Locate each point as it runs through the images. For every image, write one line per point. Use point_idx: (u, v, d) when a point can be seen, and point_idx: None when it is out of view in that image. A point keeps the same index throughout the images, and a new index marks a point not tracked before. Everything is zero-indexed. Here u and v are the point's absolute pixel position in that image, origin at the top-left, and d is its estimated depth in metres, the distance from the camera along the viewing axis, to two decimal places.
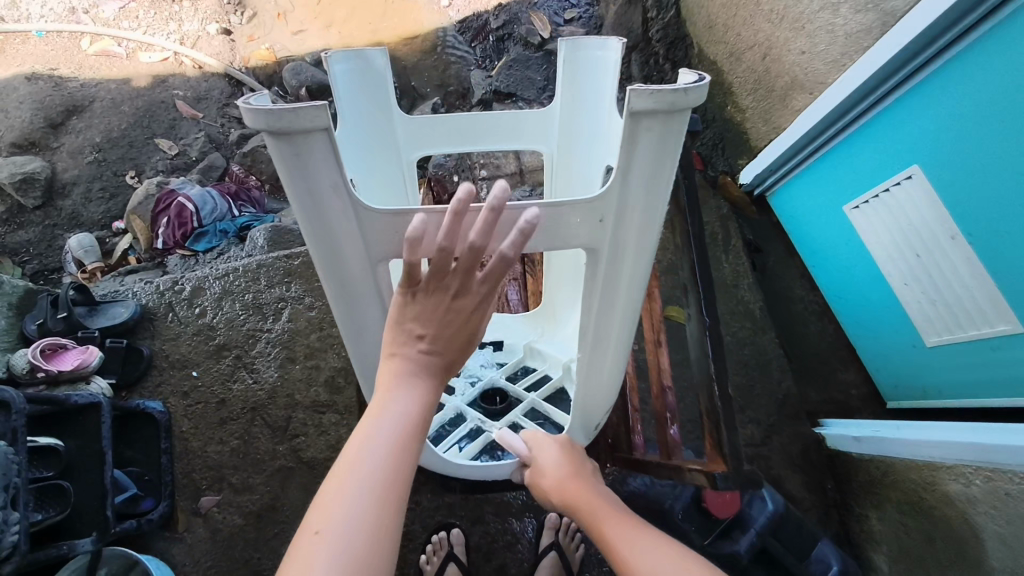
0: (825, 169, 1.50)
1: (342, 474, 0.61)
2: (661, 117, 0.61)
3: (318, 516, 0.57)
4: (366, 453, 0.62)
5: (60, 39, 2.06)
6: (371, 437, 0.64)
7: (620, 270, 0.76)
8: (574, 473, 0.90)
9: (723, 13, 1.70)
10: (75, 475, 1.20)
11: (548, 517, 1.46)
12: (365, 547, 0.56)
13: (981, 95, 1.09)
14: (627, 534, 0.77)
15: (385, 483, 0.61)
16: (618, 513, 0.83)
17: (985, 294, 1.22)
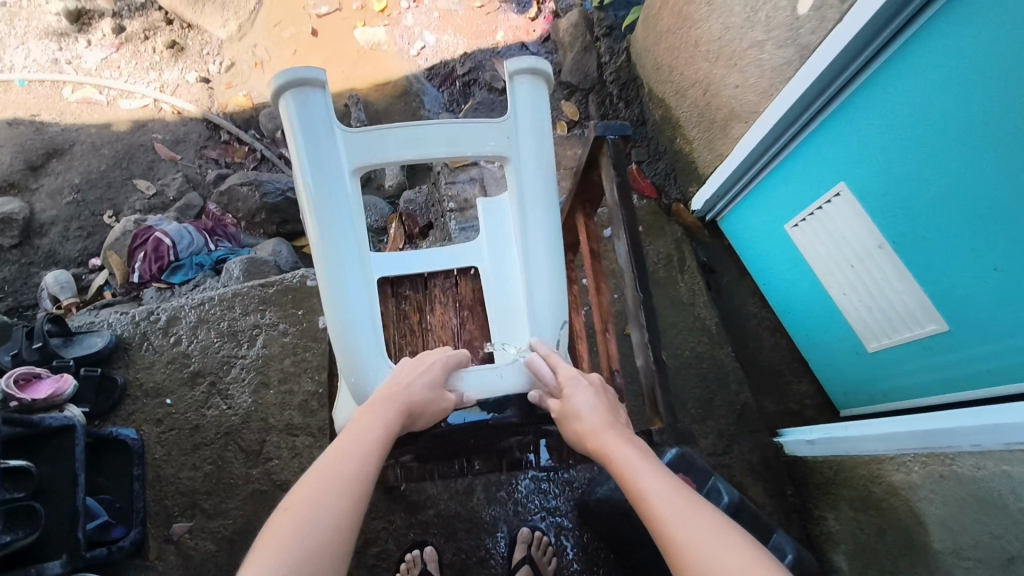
0: (767, 191, 1.63)
1: (314, 480, 0.78)
2: (530, 75, 1.02)
3: (303, 486, 0.78)
4: (336, 467, 0.80)
5: (41, 87, 2.14)
6: (343, 455, 0.82)
7: (535, 184, 1.03)
8: (605, 427, 0.89)
9: (667, 55, 1.86)
10: (47, 498, 1.21)
11: (520, 531, 1.48)
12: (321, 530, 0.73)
13: (887, 114, 1.23)
14: (660, 491, 0.78)
15: (345, 485, 0.78)
16: (651, 467, 0.82)
17: (912, 297, 1.32)
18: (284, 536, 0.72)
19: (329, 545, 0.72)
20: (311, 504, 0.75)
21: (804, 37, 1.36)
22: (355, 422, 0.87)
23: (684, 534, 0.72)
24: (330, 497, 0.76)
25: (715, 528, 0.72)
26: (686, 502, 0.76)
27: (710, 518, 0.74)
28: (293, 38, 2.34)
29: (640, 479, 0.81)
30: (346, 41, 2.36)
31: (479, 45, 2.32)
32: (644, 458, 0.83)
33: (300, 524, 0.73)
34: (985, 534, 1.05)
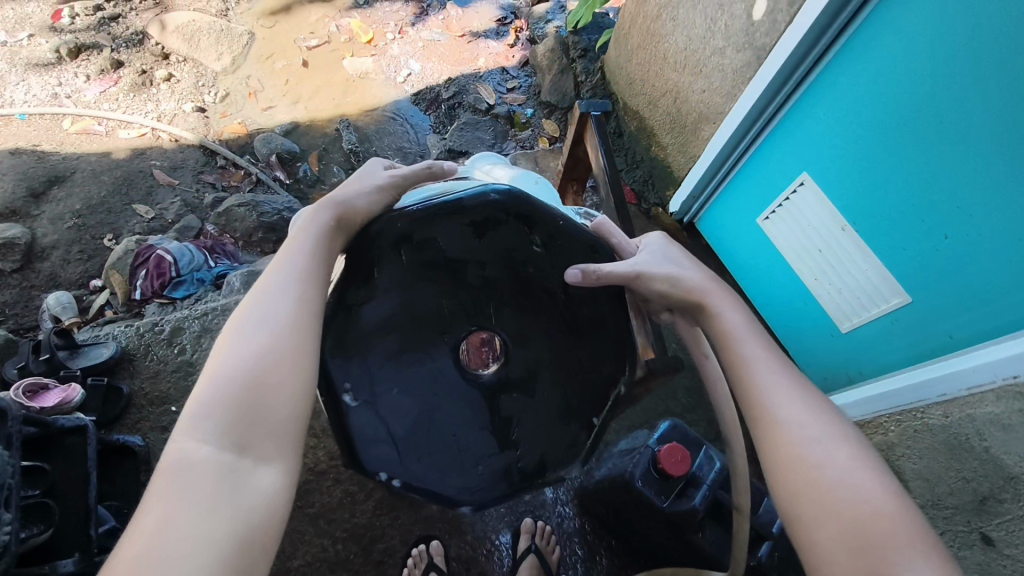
0: (738, 188, 1.75)
1: (232, 328, 0.80)
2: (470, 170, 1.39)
3: (239, 321, 0.80)
4: (252, 311, 0.81)
5: (41, 120, 2.22)
6: (259, 298, 0.82)
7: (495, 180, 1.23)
8: (717, 288, 0.94)
9: (639, 70, 2.00)
10: (60, 497, 1.24)
11: (524, 522, 1.52)
12: (239, 372, 0.74)
13: (844, 102, 1.36)
14: (763, 361, 0.85)
15: (261, 326, 0.79)
16: (754, 336, 0.88)
17: (877, 275, 1.43)
18: (209, 387, 0.74)
19: (266, 364, 0.75)
20: (230, 352, 0.76)
21: (760, 39, 1.49)
22: (278, 257, 0.88)
23: (779, 403, 0.80)
24: (261, 327, 0.79)
25: (811, 414, 0.78)
26: (782, 374, 0.83)
27: (801, 401, 0.80)
28: (285, 69, 2.47)
29: (744, 347, 0.86)
30: (335, 71, 2.48)
31: (462, 70, 2.46)
32: (751, 327, 0.89)
33: (235, 355, 0.76)
34: (957, 479, 1.12)
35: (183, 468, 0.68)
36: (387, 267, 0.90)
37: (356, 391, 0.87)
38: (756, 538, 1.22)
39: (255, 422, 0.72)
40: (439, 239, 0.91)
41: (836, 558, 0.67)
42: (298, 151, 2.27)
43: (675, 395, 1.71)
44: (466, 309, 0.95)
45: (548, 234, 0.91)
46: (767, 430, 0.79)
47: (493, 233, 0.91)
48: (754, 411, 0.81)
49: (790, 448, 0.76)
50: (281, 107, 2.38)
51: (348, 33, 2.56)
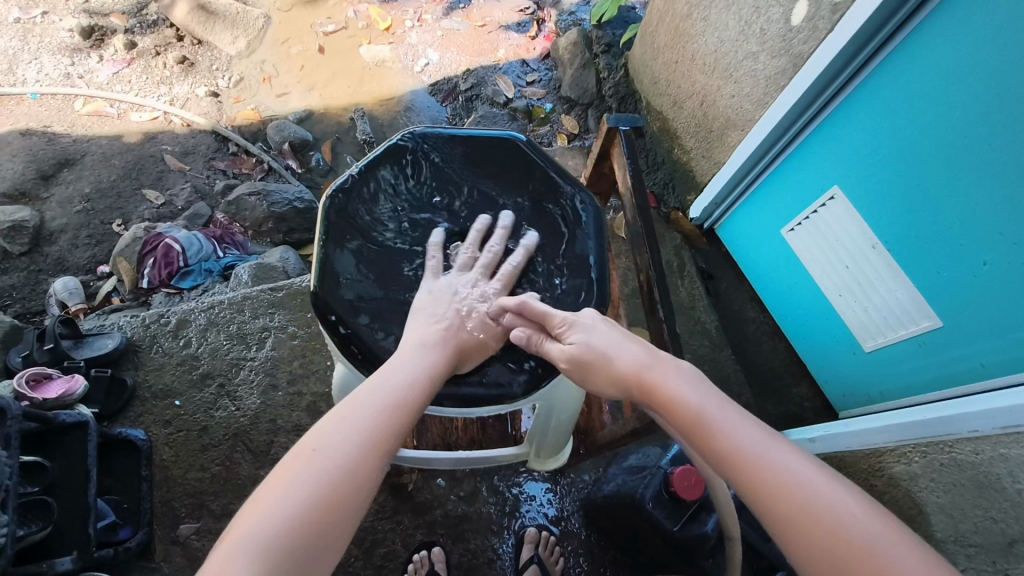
0: (764, 198, 1.69)
1: (310, 446, 0.69)
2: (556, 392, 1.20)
3: (313, 443, 0.69)
4: (337, 433, 0.71)
5: (54, 101, 2.19)
6: (350, 418, 0.73)
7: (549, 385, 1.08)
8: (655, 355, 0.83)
9: (664, 69, 1.93)
10: (60, 494, 1.22)
11: (526, 531, 1.48)
12: (303, 506, 0.63)
13: (883, 117, 1.29)
14: (725, 420, 0.73)
15: (349, 453, 0.69)
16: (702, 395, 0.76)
17: (907, 296, 1.36)
18: (267, 518, 0.61)
19: (336, 502, 0.65)
20: (298, 482, 0.65)
21: (797, 46, 1.42)
22: (368, 380, 0.79)
23: (769, 464, 0.67)
24: (335, 460, 0.68)
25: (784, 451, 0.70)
26: (752, 429, 0.72)
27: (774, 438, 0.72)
28: (301, 55, 2.41)
29: (695, 408, 0.74)
30: (352, 58, 2.42)
31: (481, 61, 2.40)
32: (690, 380, 0.78)
33: (300, 489, 0.64)
34: (985, 519, 1.07)
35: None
36: (410, 162, 1.00)
37: (353, 247, 0.94)
38: (768, 567, 1.18)
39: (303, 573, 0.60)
40: (457, 151, 1.02)
41: None
42: (311, 139, 2.23)
43: None
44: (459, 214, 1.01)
45: (543, 179, 1.02)
46: (745, 484, 0.68)
47: (500, 169, 1.02)
48: (742, 483, 0.68)
49: (797, 517, 0.63)
50: (295, 94, 2.34)
51: (367, 19, 2.49)
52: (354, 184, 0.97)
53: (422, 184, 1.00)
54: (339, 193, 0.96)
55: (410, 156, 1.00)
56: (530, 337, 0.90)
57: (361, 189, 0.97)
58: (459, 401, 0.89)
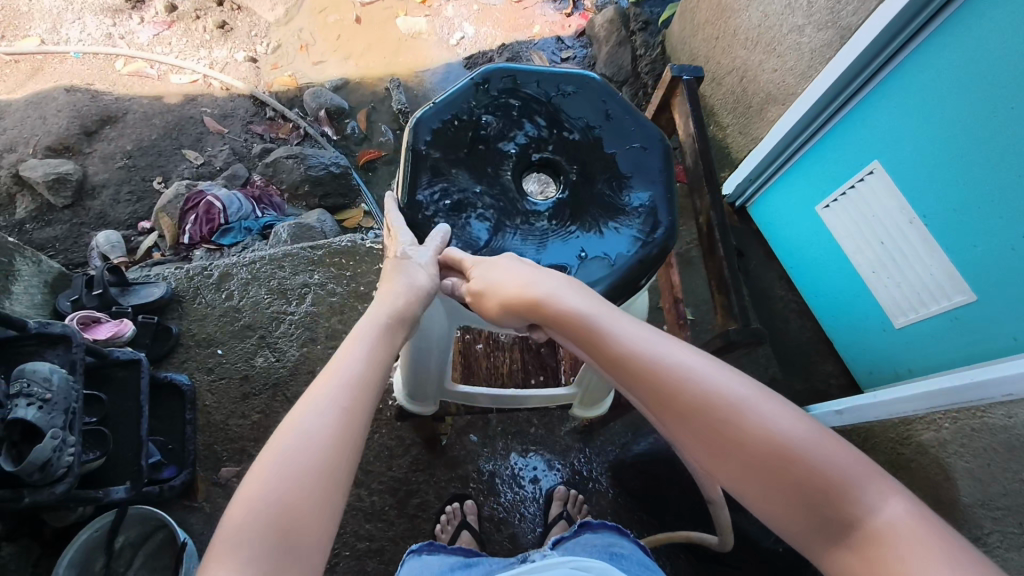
0: (800, 174, 1.70)
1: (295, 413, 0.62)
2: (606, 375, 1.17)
3: (290, 419, 0.61)
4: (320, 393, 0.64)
5: (96, 60, 2.22)
6: (331, 376, 0.66)
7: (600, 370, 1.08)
8: (553, 279, 0.75)
9: (704, 46, 1.94)
10: (115, 427, 1.27)
11: (555, 489, 1.51)
12: (291, 483, 0.57)
13: (925, 92, 1.29)
14: (628, 338, 0.67)
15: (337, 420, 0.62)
16: (604, 317, 0.70)
17: (942, 271, 1.36)
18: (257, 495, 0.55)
19: (329, 478, 0.58)
20: (283, 458, 0.58)
21: (845, 18, 1.43)
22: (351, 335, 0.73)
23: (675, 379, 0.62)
24: (316, 437, 0.60)
25: (732, 377, 0.61)
26: (654, 348, 0.65)
27: (715, 364, 0.63)
28: (337, 24, 2.44)
29: (612, 337, 0.68)
30: (388, 29, 2.44)
31: (516, 37, 2.42)
32: (591, 302, 0.71)
33: (282, 471, 0.57)
34: (1014, 480, 1.09)
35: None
36: (494, 93, 0.94)
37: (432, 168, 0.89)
38: None
39: (297, 560, 0.53)
40: (530, 81, 0.95)
41: (803, 527, 0.55)
42: (347, 107, 2.26)
43: None
44: (542, 141, 0.93)
45: (617, 115, 0.96)
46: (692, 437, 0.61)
47: (574, 101, 0.96)
48: (661, 405, 0.63)
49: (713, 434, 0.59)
50: (331, 62, 2.36)
51: None
52: (439, 111, 0.91)
53: (505, 112, 0.94)
54: (423, 120, 0.90)
55: (495, 87, 0.94)
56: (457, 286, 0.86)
57: (444, 115, 0.91)
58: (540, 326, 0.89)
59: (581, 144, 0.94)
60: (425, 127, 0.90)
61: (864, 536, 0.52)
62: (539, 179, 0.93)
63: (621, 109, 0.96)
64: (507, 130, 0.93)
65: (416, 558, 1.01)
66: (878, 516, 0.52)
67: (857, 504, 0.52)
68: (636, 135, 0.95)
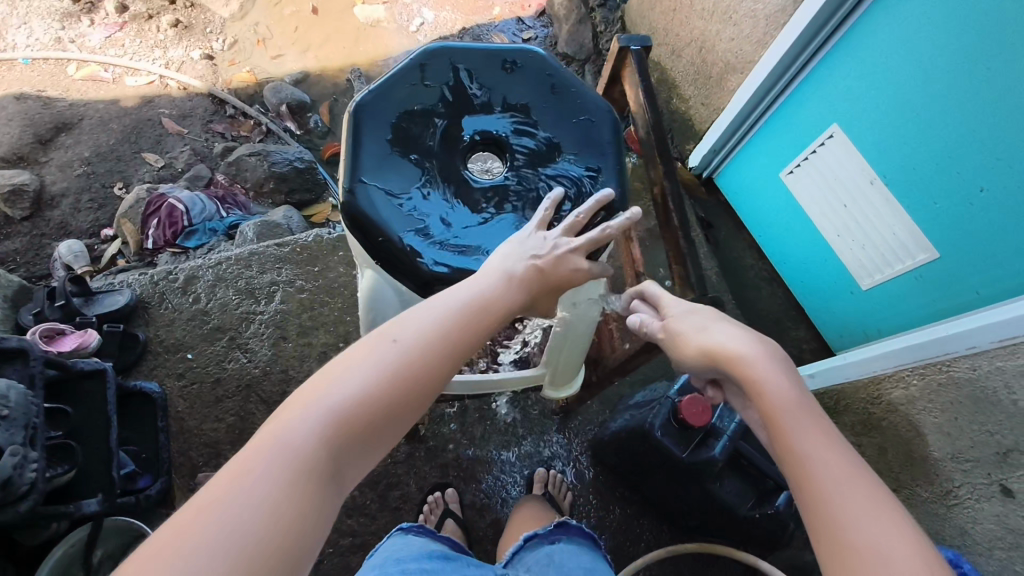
0: (762, 143, 1.69)
1: (390, 331, 0.66)
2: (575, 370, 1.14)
3: (399, 330, 0.66)
4: (417, 324, 0.67)
5: (47, 65, 2.16)
6: (433, 312, 0.69)
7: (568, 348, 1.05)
8: (765, 357, 0.72)
9: (663, 18, 1.93)
10: (83, 440, 1.25)
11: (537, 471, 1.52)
12: (361, 398, 0.60)
13: (882, 49, 1.27)
14: (814, 446, 0.64)
15: (426, 354, 0.65)
16: (801, 414, 0.67)
17: (904, 230, 1.37)
18: (332, 389, 0.60)
19: (395, 401, 0.62)
20: (359, 372, 0.61)
21: None
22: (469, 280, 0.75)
23: (848, 511, 0.59)
24: (413, 356, 0.64)
25: (917, 554, 0.56)
26: (843, 470, 0.62)
27: (907, 533, 0.58)
28: (294, 16, 2.39)
29: (795, 436, 0.65)
30: (346, 18, 2.40)
31: (477, 20, 2.39)
32: (796, 396, 0.68)
33: (374, 371, 0.62)
34: (980, 432, 1.11)
35: (295, 453, 0.55)
36: (434, 73, 0.92)
37: (375, 155, 0.88)
38: (771, 488, 1.23)
39: (363, 453, 0.61)
40: (469, 57, 0.93)
41: None
42: (309, 101, 2.23)
43: None
44: (485, 121, 0.92)
45: (562, 87, 0.94)
46: (830, 556, 0.59)
47: (517, 76, 0.94)
48: (815, 518, 0.61)
49: (851, 574, 0.57)
50: (290, 56, 2.32)
51: None
52: (377, 96, 0.90)
53: (446, 93, 0.92)
54: (361, 107, 0.89)
55: (433, 67, 0.92)
56: (644, 323, 0.89)
57: (383, 102, 0.90)
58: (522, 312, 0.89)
59: (526, 121, 0.93)
60: (364, 114, 0.89)
61: None
62: (486, 160, 0.92)
63: (566, 82, 0.94)
64: (450, 112, 0.92)
65: (398, 537, 1.00)
66: None
67: None
68: (583, 108, 0.94)
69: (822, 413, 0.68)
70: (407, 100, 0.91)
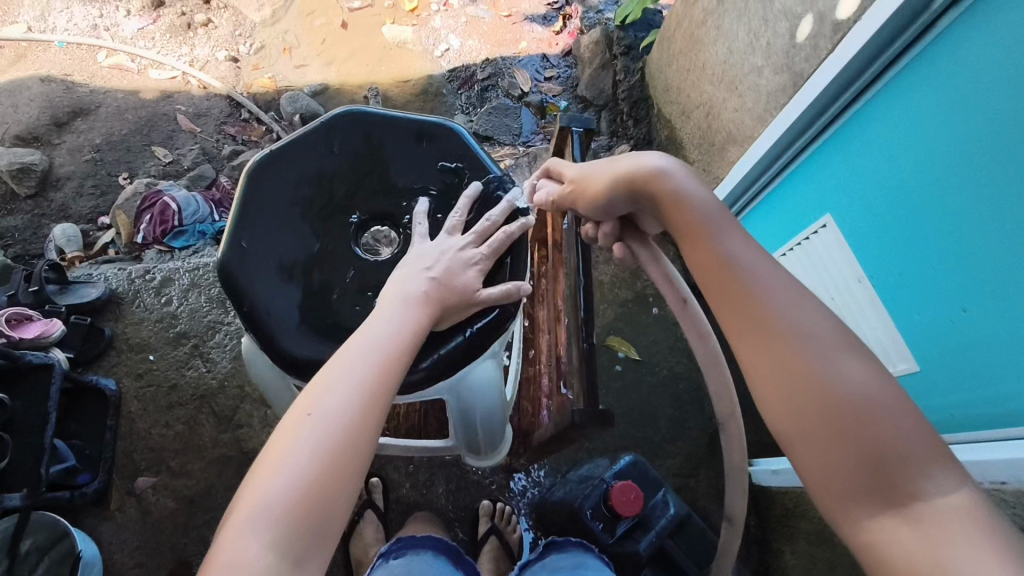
0: (767, 213, 1.59)
1: (305, 401, 0.66)
2: (495, 446, 1.12)
3: (313, 402, 0.66)
4: (329, 381, 0.68)
5: (78, 50, 2.23)
6: (340, 364, 0.70)
7: (478, 428, 1.04)
8: (682, 168, 0.86)
9: (677, 76, 1.87)
10: (18, 433, 1.25)
11: (481, 504, 1.46)
12: (304, 482, 0.60)
13: (880, 144, 1.13)
14: (731, 242, 0.77)
15: (349, 415, 0.65)
16: (714, 218, 0.80)
17: (886, 334, 1.22)
18: (276, 487, 0.60)
19: (345, 467, 0.62)
20: (294, 456, 0.61)
21: (798, 64, 1.33)
22: (366, 320, 0.77)
23: (773, 298, 0.71)
24: (333, 428, 0.64)
25: (830, 322, 0.70)
26: (757, 262, 0.75)
27: (817, 308, 0.71)
28: (323, 28, 2.41)
29: (717, 241, 0.77)
30: (373, 37, 2.41)
31: (502, 52, 2.37)
32: (714, 208, 0.81)
33: (306, 453, 0.61)
34: None
35: (251, 570, 0.55)
36: (340, 136, 0.96)
37: (266, 215, 0.92)
38: None
39: (324, 531, 0.60)
40: (373, 124, 0.97)
41: (842, 479, 0.62)
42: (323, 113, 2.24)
43: (655, 423, 1.60)
44: (380, 193, 0.95)
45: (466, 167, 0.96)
46: (770, 356, 0.69)
47: (426, 149, 0.97)
48: (748, 317, 0.71)
49: (790, 368, 0.67)
50: (313, 67, 2.35)
51: None
52: (277, 156, 0.94)
53: (350, 158, 0.95)
54: (259, 165, 0.94)
55: (340, 130, 0.96)
56: (549, 193, 1.06)
57: (282, 162, 0.94)
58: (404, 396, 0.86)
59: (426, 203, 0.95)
60: (261, 171, 0.93)
61: (915, 505, 0.58)
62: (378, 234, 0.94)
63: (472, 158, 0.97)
64: (348, 178, 0.95)
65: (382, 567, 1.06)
66: (933, 495, 0.58)
67: (917, 480, 0.59)
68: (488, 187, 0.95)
69: (733, 220, 0.81)
70: (307, 166, 0.95)
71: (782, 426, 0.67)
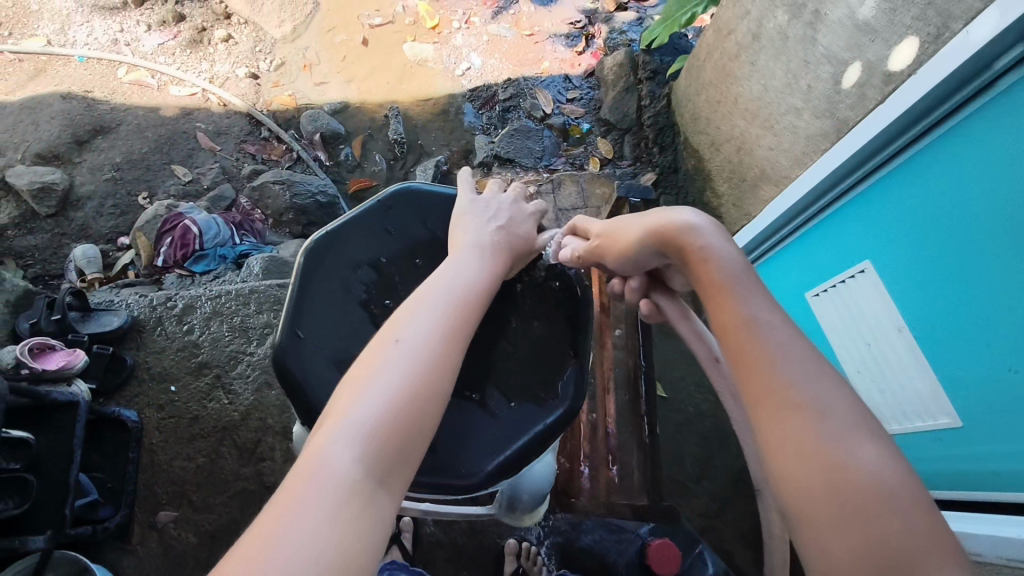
0: (790, 258, 1.54)
1: (382, 341, 0.75)
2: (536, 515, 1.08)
3: (396, 334, 0.75)
4: (403, 324, 0.77)
5: (98, 65, 2.22)
6: (411, 315, 0.78)
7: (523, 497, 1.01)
8: (712, 224, 0.87)
9: (706, 107, 1.85)
10: (42, 472, 1.23)
11: (507, 543, 1.38)
12: (382, 411, 0.67)
13: (924, 194, 1.08)
14: (754, 304, 0.75)
15: (426, 346, 0.74)
16: (739, 279, 0.78)
17: (927, 384, 1.13)
18: (346, 422, 0.65)
19: (417, 402, 0.69)
20: (374, 391, 0.68)
21: (842, 111, 1.31)
22: (437, 274, 0.87)
23: (790, 365, 0.68)
24: (413, 355, 0.73)
25: (853, 402, 0.65)
26: (781, 327, 0.72)
27: (839, 384, 0.66)
28: (344, 45, 2.40)
29: (740, 302, 0.75)
30: (394, 54, 2.39)
31: (524, 72, 2.35)
32: (742, 271, 0.79)
33: (381, 394, 0.68)
34: None
35: (334, 480, 0.60)
36: (395, 220, 1.00)
37: (321, 301, 0.91)
38: None
39: (401, 463, 0.66)
40: (429, 210, 1.03)
41: (842, 561, 0.57)
42: (343, 132, 2.23)
43: (681, 463, 1.58)
44: None
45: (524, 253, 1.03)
46: (782, 424, 0.65)
47: None
48: (763, 380, 0.68)
49: (800, 439, 0.63)
50: (333, 84, 2.33)
51: (414, 16, 2.45)
52: (332, 240, 0.95)
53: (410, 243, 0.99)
54: (314, 248, 0.93)
55: (395, 214, 1.00)
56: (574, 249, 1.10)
57: (336, 246, 0.95)
58: (429, 486, 0.81)
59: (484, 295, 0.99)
60: (315, 255, 0.93)
61: None
62: None
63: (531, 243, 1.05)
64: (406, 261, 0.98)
65: None
66: None
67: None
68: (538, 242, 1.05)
69: (761, 285, 0.78)
70: (366, 252, 0.97)
71: (789, 499, 0.62)
